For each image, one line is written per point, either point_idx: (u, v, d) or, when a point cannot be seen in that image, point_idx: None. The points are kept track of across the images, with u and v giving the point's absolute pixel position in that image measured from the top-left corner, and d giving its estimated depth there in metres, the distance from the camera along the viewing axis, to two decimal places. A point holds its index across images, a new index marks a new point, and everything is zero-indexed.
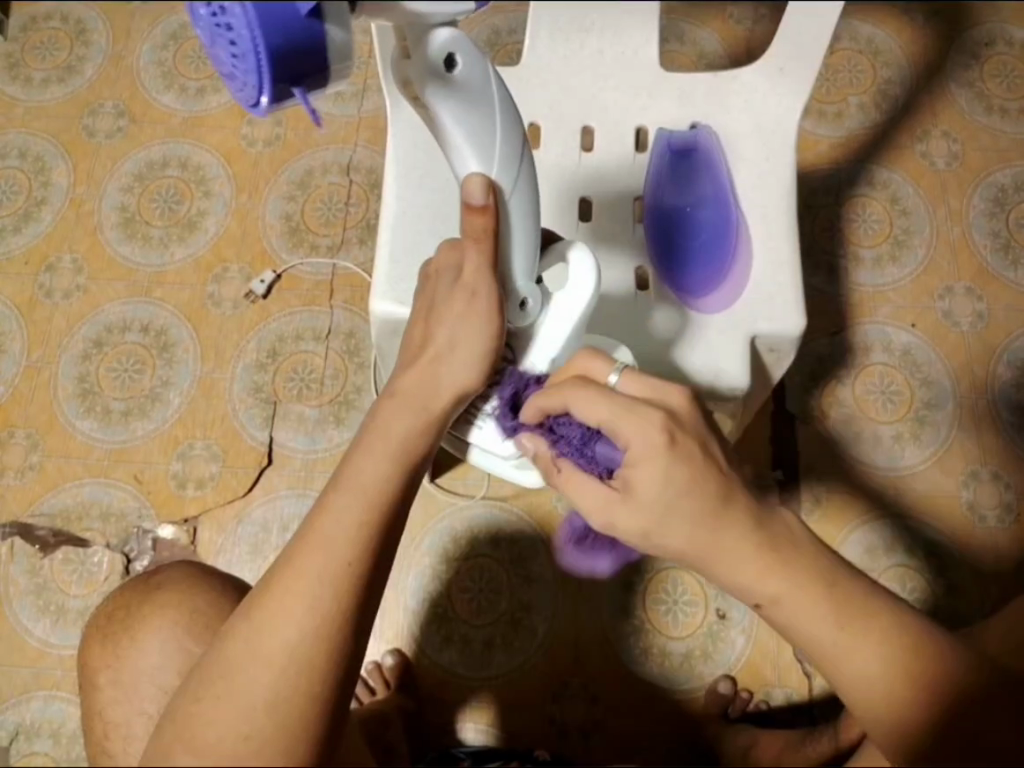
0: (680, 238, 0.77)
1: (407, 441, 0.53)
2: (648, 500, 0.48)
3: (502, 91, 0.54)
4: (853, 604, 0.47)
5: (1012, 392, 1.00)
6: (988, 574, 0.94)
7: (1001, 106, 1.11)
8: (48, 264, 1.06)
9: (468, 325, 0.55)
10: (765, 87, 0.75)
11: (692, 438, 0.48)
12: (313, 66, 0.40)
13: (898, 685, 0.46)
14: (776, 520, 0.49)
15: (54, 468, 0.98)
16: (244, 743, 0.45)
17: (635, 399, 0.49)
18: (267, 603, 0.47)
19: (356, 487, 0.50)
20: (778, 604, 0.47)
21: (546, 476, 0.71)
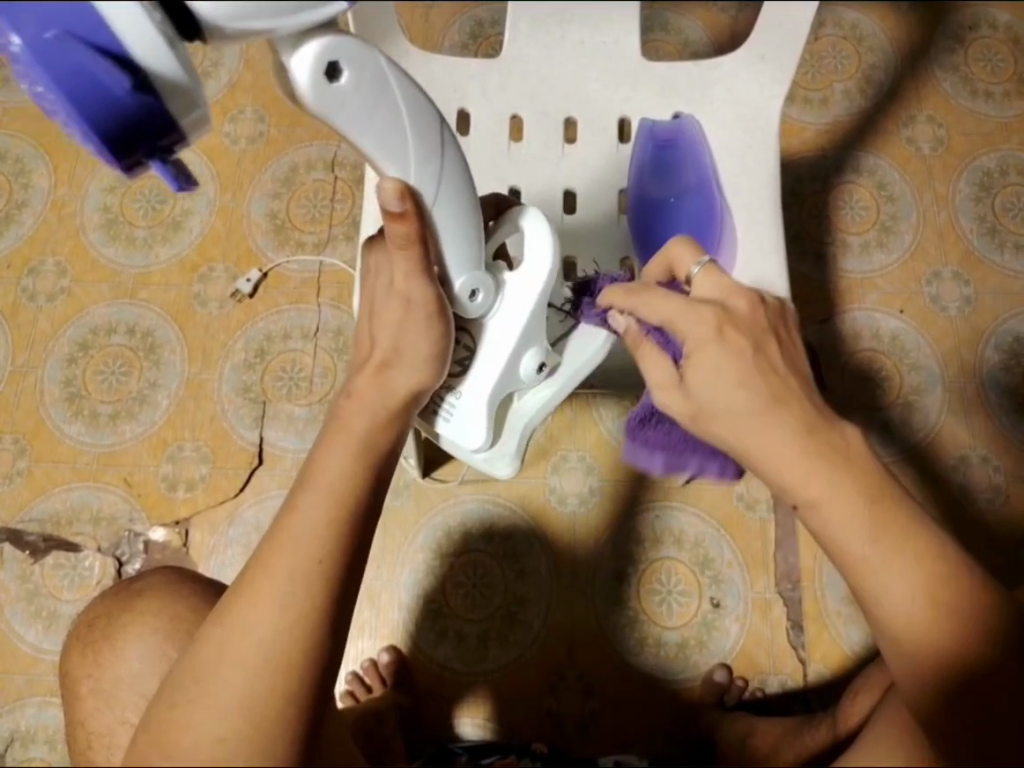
0: (664, 229, 0.76)
1: (369, 439, 0.52)
2: (704, 394, 0.49)
3: (406, 85, 0.48)
4: (894, 522, 0.45)
5: (1001, 375, 1.00)
6: (981, 556, 0.94)
7: (986, 90, 1.11)
8: (30, 268, 1.05)
9: (411, 332, 0.53)
10: (746, 76, 0.75)
11: (745, 336, 0.49)
12: (162, 133, 0.41)
13: (922, 610, 0.44)
14: (836, 431, 0.47)
15: (42, 473, 0.97)
16: (220, 746, 0.45)
17: (687, 301, 0.50)
18: (239, 606, 0.47)
19: (321, 485, 0.49)
20: (817, 506, 0.46)
21: (509, 464, 0.70)
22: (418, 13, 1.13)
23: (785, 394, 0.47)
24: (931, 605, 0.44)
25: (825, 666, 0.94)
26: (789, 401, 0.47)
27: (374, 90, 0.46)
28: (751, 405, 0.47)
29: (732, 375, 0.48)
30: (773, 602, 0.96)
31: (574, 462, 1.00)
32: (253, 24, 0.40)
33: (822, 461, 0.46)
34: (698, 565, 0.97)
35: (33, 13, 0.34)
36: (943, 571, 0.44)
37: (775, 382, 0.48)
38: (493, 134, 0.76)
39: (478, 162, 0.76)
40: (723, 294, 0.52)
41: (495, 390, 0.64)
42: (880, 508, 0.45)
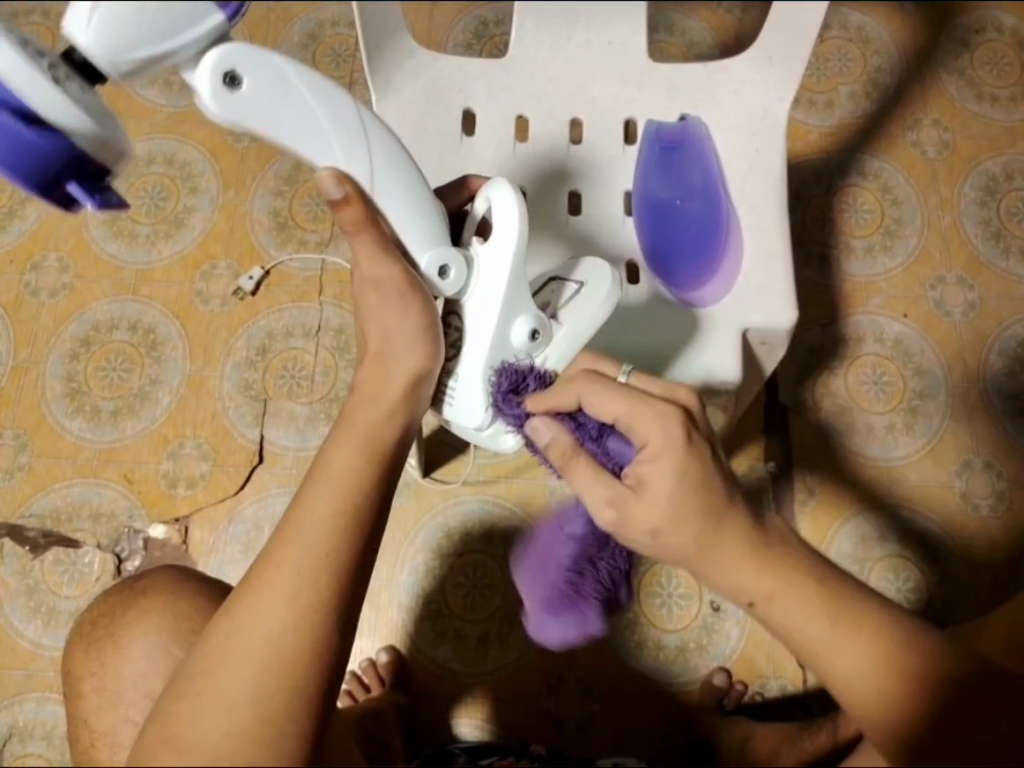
0: (669, 231, 0.75)
1: (375, 433, 0.52)
2: (660, 494, 0.47)
3: (305, 78, 0.49)
4: (845, 606, 0.46)
5: (1003, 380, 1.00)
6: (982, 562, 0.94)
7: (992, 94, 1.10)
8: (33, 263, 1.05)
9: (398, 316, 0.53)
10: (753, 77, 0.75)
11: (704, 443, 0.48)
12: (85, 161, 0.46)
13: (884, 684, 0.45)
14: (774, 534, 0.48)
15: (43, 469, 0.97)
16: (227, 740, 0.44)
17: (641, 398, 0.49)
18: (247, 598, 0.47)
19: (330, 479, 0.50)
20: (772, 599, 0.46)
21: (517, 435, 0.62)
22: (423, 12, 1.13)
23: (725, 509, 0.47)
24: (891, 673, 0.45)
25: None
26: (732, 514, 0.47)
27: (276, 87, 0.48)
28: (701, 516, 0.46)
29: (691, 487, 0.46)
30: None
31: None
32: (142, 54, 0.41)
33: (771, 568, 0.46)
34: None
35: None
36: (897, 642, 0.45)
37: (714, 496, 0.47)
38: (498, 133, 0.76)
39: (483, 162, 0.75)
40: (670, 389, 0.50)
41: (490, 362, 0.60)
42: (825, 584, 0.47)
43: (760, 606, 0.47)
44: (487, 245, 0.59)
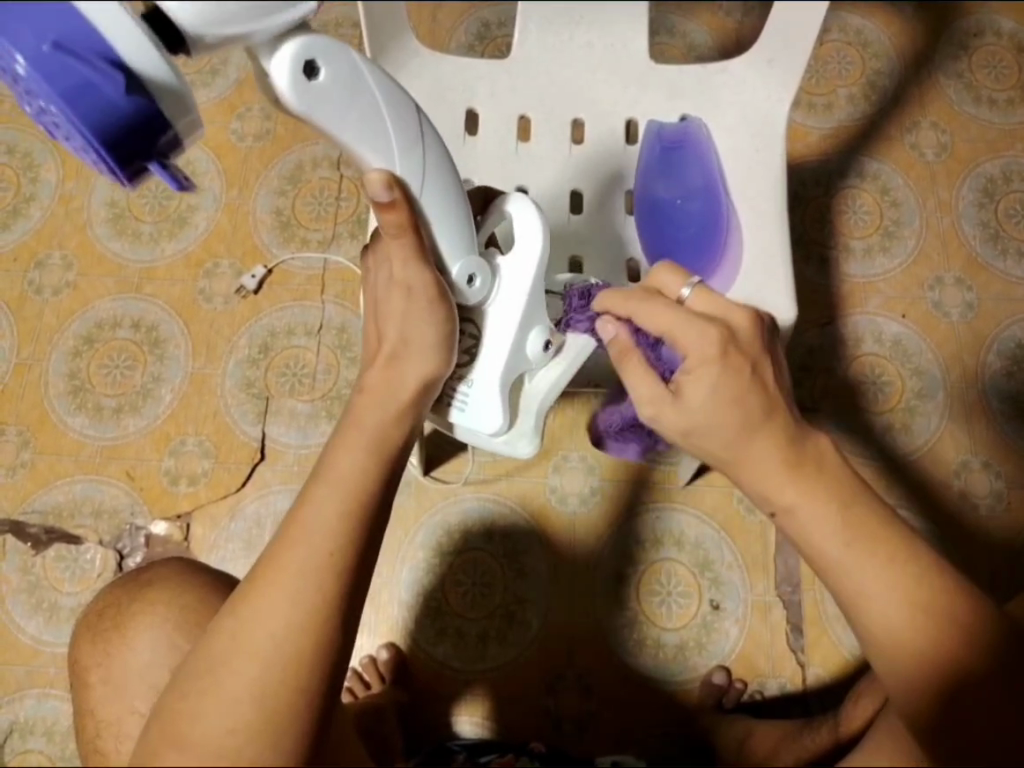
0: (670, 229, 0.76)
1: (383, 436, 0.52)
2: (695, 410, 0.49)
3: (378, 75, 0.50)
4: (866, 526, 0.47)
5: (1002, 381, 1.00)
6: (981, 561, 0.94)
7: (990, 97, 1.11)
8: (37, 261, 1.05)
9: (421, 321, 0.53)
10: (753, 80, 0.76)
11: (746, 357, 0.49)
12: (159, 132, 0.43)
13: (906, 617, 0.45)
14: (809, 447, 0.49)
15: (45, 465, 0.98)
16: (232, 735, 0.45)
17: (687, 314, 0.51)
18: (251, 596, 0.47)
19: (336, 480, 0.50)
20: (793, 511, 0.48)
21: (529, 442, 0.67)
22: (425, 14, 1.14)
23: (765, 416, 0.48)
24: (909, 605, 0.45)
25: (825, 670, 0.94)
26: (773, 420, 0.49)
27: (350, 85, 0.49)
28: (739, 422, 0.48)
29: (729, 394, 0.48)
30: (773, 604, 0.96)
31: (575, 461, 1.00)
32: (228, 29, 0.42)
33: (797, 477, 0.48)
34: (697, 567, 0.97)
35: (29, 31, 0.38)
36: (927, 590, 0.45)
37: (760, 400, 0.49)
38: (500, 133, 0.76)
39: (485, 163, 0.75)
40: (721, 310, 0.52)
41: (504, 372, 0.62)
42: (851, 506, 0.47)
43: (783, 514, 0.49)
44: (507, 258, 0.61)
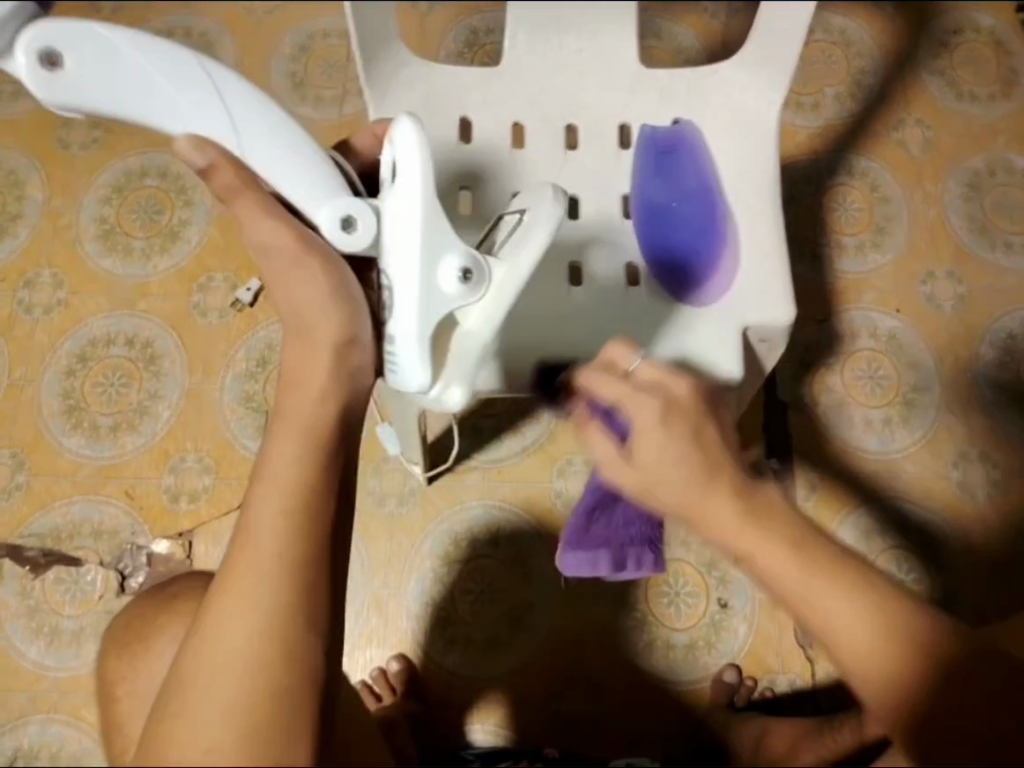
0: (667, 231, 0.74)
1: (319, 415, 0.48)
2: (649, 461, 0.49)
3: None
4: (822, 564, 0.46)
5: (995, 372, 1.02)
6: (983, 552, 0.96)
7: (972, 92, 1.13)
8: (26, 279, 1.04)
9: (300, 275, 0.50)
10: (741, 81, 0.76)
11: (689, 416, 0.50)
12: None
13: (878, 649, 0.44)
14: (760, 495, 0.48)
15: (41, 487, 0.96)
16: (207, 757, 0.41)
17: (632, 386, 0.51)
18: (213, 608, 0.44)
19: (274, 476, 0.46)
20: (751, 557, 0.47)
21: (490, 416, 0.64)
22: (412, 22, 1.14)
23: (717, 469, 0.49)
24: (884, 637, 0.44)
25: (834, 665, 0.94)
26: (720, 476, 0.49)
27: None
28: (694, 468, 0.49)
29: (676, 454, 0.49)
30: (780, 602, 0.96)
31: (578, 465, 1.00)
32: None
33: (753, 520, 0.47)
34: (705, 566, 0.97)
35: None
36: (898, 615, 0.45)
37: (710, 452, 0.49)
38: (497, 140, 0.76)
39: (483, 170, 0.75)
40: (664, 377, 0.52)
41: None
42: (803, 549, 0.46)
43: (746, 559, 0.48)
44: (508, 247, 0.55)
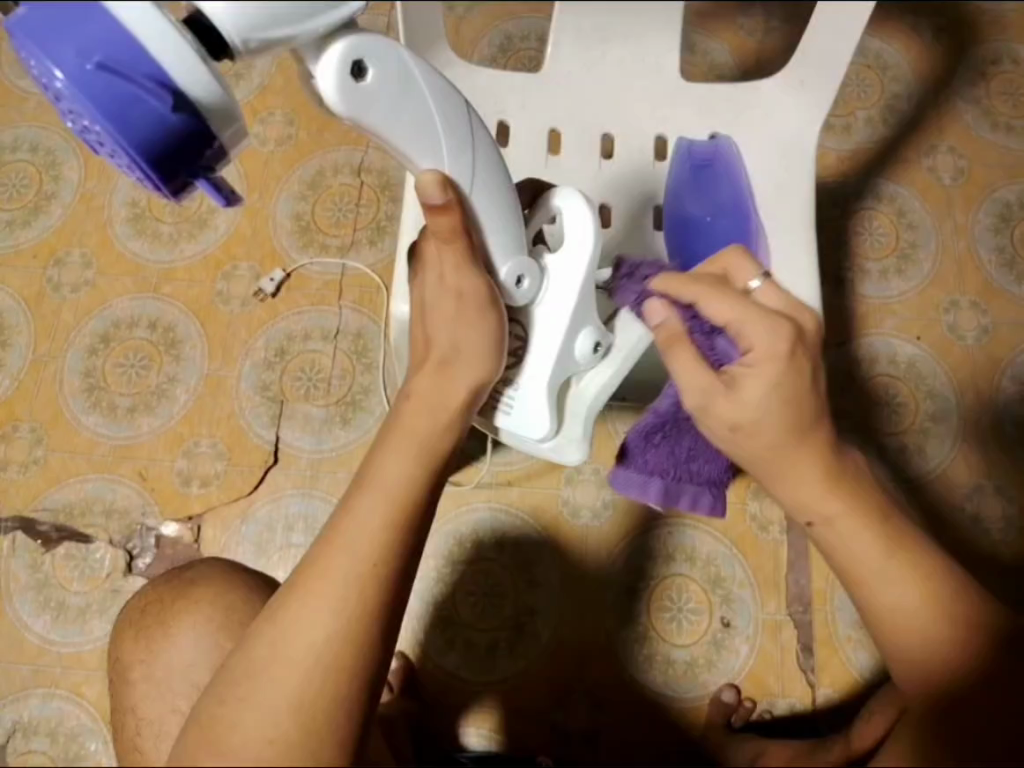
0: (700, 246, 0.75)
1: (432, 438, 0.52)
2: (752, 403, 0.50)
3: (427, 71, 0.50)
4: (897, 540, 0.53)
5: (1015, 406, 1.01)
6: (994, 587, 0.94)
7: (1007, 123, 1.12)
8: (56, 258, 1.06)
9: (467, 328, 0.55)
10: (784, 99, 0.76)
11: (810, 358, 0.51)
12: (203, 147, 0.44)
13: (925, 615, 0.53)
14: (847, 468, 0.53)
15: (57, 463, 0.97)
16: (269, 747, 0.44)
17: (756, 310, 0.52)
18: (294, 604, 0.47)
19: (381, 486, 0.49)
20: (832, 522, 0.53)
21: (578, 448, 0.69)
22: (449, 25, 1.15)
23: (813, 425, 0.51)
24: (931, 608, 0.53)
25: (834, 691, 0.93)
26: (817, 430, 0.51)
27: (399, 87, 0.49)
28: (790, 431, 0.50)
29: (788, 392, 0.50)
30: (784, 624, 0.95)
31: (588, 473, 1.00)
32: (275, 32, 0.43)
33: (841, 500, 0.52)
34: (709, 583, 0.97)
35: (76, 47, 0.38)
36: (946, 588, 0.53)
37: (807, 415, 0.51)
38: (531, 144, 0.77)
39: (517, 173, 0.76)
40: (789, 307, 0.53)
41: (552, 376, 0.65)
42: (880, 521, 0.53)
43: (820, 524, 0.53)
44: (557, 257, 0.61)
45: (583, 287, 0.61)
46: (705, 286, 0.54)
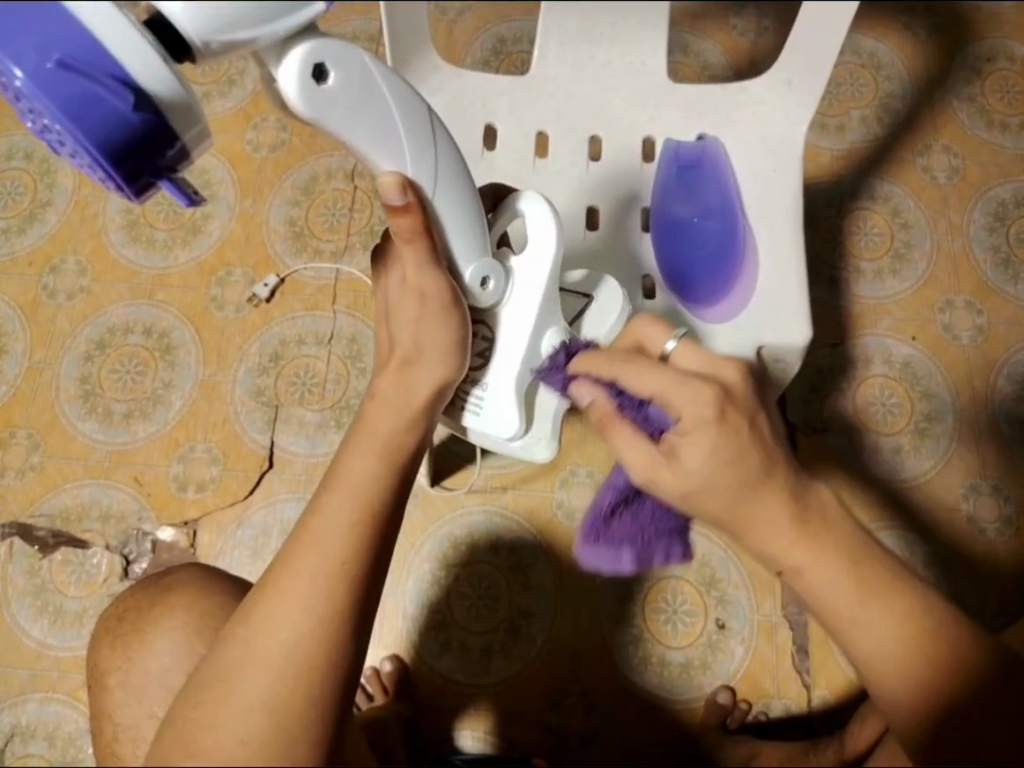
0: (688, 248, 0.77)
1: (396, 439, 0.53)
2: (694, 472, 0.47)
3: (388, 73, 0.50)
4: (875, 582, 0.47)
5: (1012, 405, 1.00)
6: (990, 587, 0.94)
7: (1002, 121, 1.12)
8: (52, 265, 1.06)
9: (429, 326, 0.54)
10: (771, 100, 0.75)
11: (743, 415, 0.48)
12: (166, 147, 0.44)
13: (911, 663, 0.46)
14: (812, 502, 0.48)
15: (54, 469, 0.98)
16: (242, 746, 0.44)
17: (678, 377, 0.49)
18: (264, 603, 0.47)
19: (348, 486, 0.50)
20: (800, 571, 0.48)
21: (546, 447, 0.67)
22: (442, 28, 1.15)
23: (764, 474, 0.47)
24: (917, 653, 0.46)
25: (829, 692, 0.93)
26: (773, 477, 0.47)
27: (359, 88, 0.49)
28: (741, 484, 0.47)
29: (727, 454, 0.47)
30: (779, 625, 0.95)
31: (583, 476, 1.00)
32: (233, 34, 0.43)
33: (810, 547, 0.47)
34: (703, 585, 0.97)
35: (36, 44, 0.39)
36: (933, 627, 0.47)
37: (756, 463, 0.47)
38: (519, 146, 0.77)
39: (504, 173, 0.76)
40: (712, 366, 0.51)
41: (518, 375, 0.63)
42: (854, 563, 0.47)
43: (790, 573, 0.48)
44: (521, 260, 0.62)
45: (548, 288, 0.62)
46: (622, 357, 0.53)
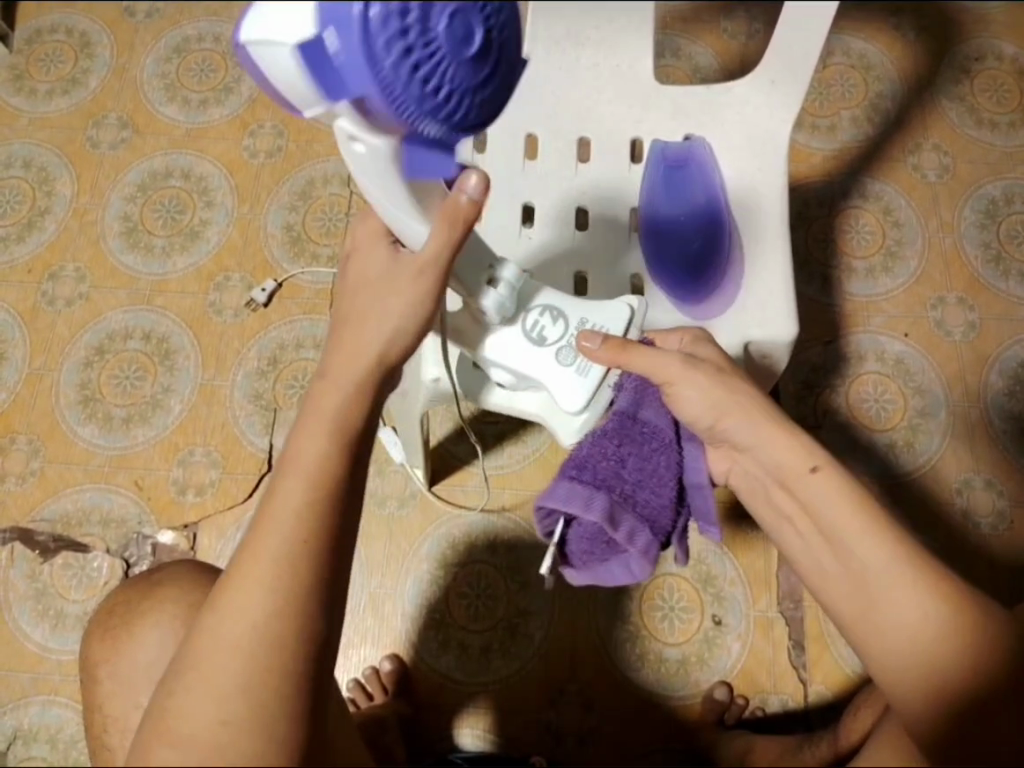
0: (672, 245, 0.78)
1: (345, 410, 0.50)
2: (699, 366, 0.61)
3: None
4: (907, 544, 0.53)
5: (1004, 400, 1.01)
6: (984, 579, 0.95)
7: (991, 120, 1.13)
8: (50, 273, 1.07)
9: (394, 298, 0.51)
10: (756, 100, 0.75)
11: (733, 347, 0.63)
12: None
13: (933, 621, 0.50)
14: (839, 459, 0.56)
15: (54, 475, 0.99)
16: (222, 728, 0.46)
17: None
18: (230, 590, 0.48)
19: (297, 468, 0.49)
20: (823, 477, 0.55)
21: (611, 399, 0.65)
22: None
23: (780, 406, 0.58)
24: (939, 615, 0.50)
25: (826, 687, 0.94)
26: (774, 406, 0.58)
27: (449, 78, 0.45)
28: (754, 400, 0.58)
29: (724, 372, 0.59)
30: (775, 621, 0.96)
31: None
32: None
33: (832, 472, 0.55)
34: (701, 582, 0.97)
35: None
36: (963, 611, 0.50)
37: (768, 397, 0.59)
38: (509, 148, 0.77)
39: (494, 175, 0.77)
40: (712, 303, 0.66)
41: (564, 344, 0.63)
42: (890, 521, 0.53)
43: (824, 471, 0.55)
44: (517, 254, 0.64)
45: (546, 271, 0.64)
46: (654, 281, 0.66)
